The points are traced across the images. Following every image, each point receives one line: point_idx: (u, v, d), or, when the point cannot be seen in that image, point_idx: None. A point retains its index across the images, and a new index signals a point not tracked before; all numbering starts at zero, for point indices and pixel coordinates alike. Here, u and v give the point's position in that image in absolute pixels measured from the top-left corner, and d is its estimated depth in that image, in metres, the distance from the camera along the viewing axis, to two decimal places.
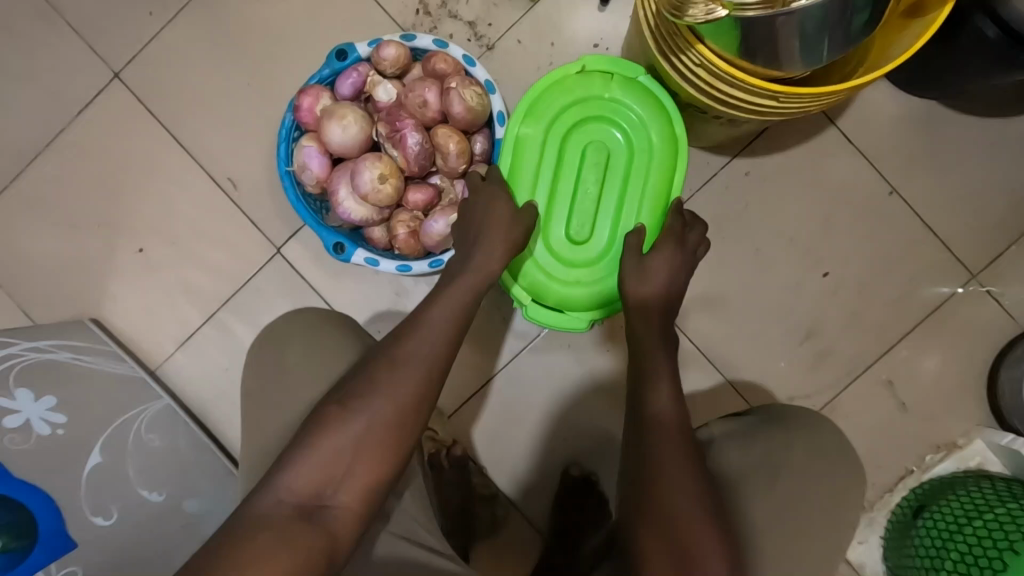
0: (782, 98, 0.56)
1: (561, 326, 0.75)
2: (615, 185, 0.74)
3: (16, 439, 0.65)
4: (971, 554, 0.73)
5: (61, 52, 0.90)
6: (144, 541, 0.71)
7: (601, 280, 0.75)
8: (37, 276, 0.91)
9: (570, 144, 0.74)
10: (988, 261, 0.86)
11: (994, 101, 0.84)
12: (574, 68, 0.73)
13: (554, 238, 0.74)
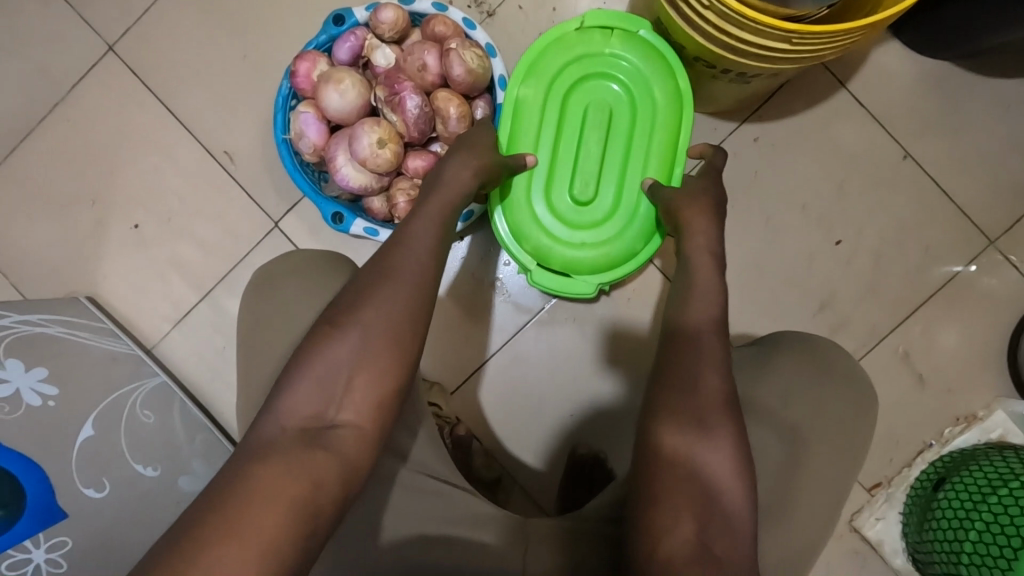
0: (795, 39, 0.53)
1: (566, 292, 0.73)
2: (619, 144, 0.72)
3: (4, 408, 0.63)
4: (997, 522, 0.70)
5: (54, 25, 0.89)
6: (134, 518, 0.69)
7: (607, 242, 0.72)
8: (30, 254, 0.89)
9: (571, 104, 0.72)
10: (1007, 226, 0.83)
11: (1009, 62, 0.82)
12: (573, 25, 0.71)
13: (557, 200, 0.72)
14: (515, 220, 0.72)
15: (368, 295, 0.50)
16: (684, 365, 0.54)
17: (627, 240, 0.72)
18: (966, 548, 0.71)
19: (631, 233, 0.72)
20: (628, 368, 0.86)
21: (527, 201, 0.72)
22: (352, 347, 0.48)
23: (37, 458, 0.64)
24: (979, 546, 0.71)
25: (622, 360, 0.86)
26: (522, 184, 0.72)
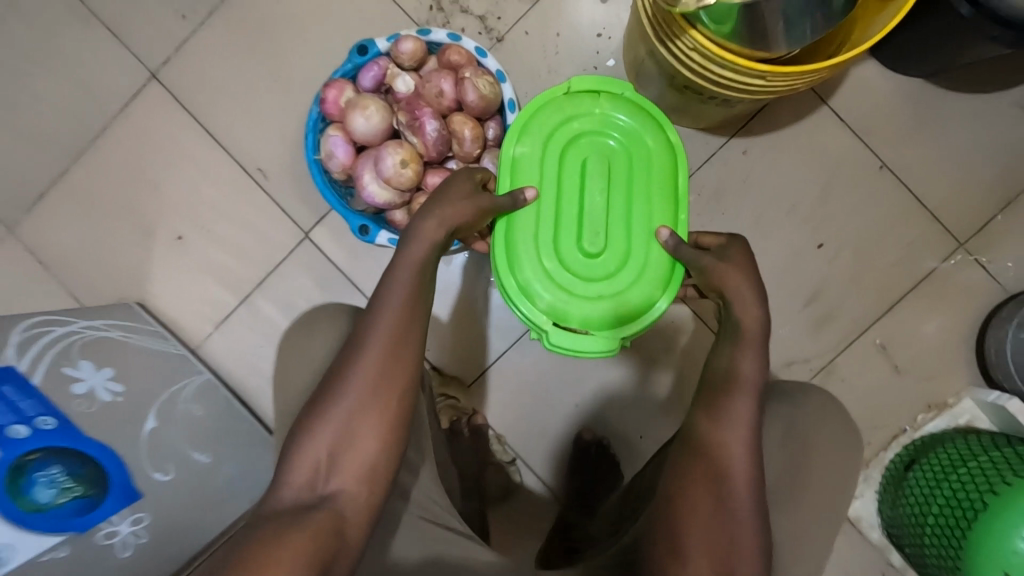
0: (770, 78, 0.61)
1: (586, 350, 0.69)
2: (622, 193, 0.71)
3: (83, 403, 0.70)
4: (956, 497, 0.75)
5: (101, 55, 0.97)
6: (196, 498, 0.78)
7: (624, 294, 0.69)
8: (85, 263, 0.98)
9: (569, 158, 0.71)
10: (977, 229, 0.90)
11: (978, 78, 0.89)
12: (561, 89, 0.73)
13: (566, 255, 0.69)
14: (524, 280, 0.68)
15: (384, 293, 0.60)
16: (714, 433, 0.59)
17: (643, 290, 0.70)
18: (930, 518, 0.78)
19: (645, 282, 0.70)
20: (627, 361, 0.95)
21: (536, 259, 0.69)
22: (378, 347, 0.57)
23: (114, 446, 0.70)
24: (940, 519, 0.77)
25: (622, 355, 0.95)
26: (529, 241, 0.69)
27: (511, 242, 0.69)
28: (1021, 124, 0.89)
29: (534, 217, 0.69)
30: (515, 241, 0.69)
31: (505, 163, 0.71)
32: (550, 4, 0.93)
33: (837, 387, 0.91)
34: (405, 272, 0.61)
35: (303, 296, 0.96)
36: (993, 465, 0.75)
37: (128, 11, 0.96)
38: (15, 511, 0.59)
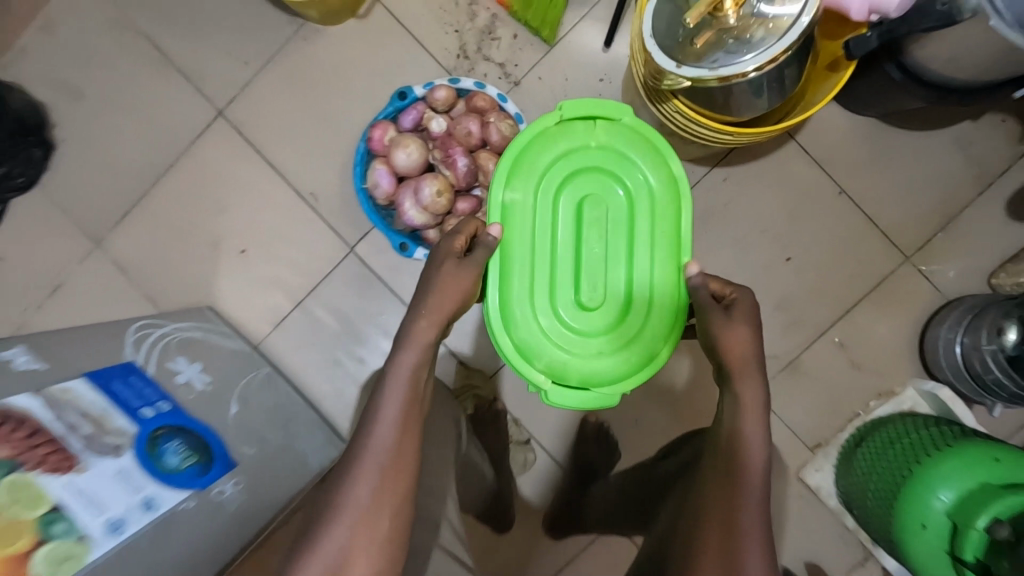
0: (737, 135, 0.80)
1: (586, 407, 0.78)
2: (617, 237, 0.77)
3: (186, 390, 0.87)
4: (890, 473, 0.91)
5: (174, 95, 1.13)
6: (278, 465, 0.94)
7: (623, 347, 0.77)
8: (162, 273, 1.15)
9: (562, 203, 0.77)
10: (921, 245, 1.06)
11: (922, 117, 1.05)
12: (552, 122, 0.78)
13: (563, 306, 0.76)
14: (524, 336, 0.76)
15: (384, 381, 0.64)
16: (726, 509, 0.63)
17: (641, 331, 0.77)
18: (869, 485, 0.95)
19: (642, 322, 0.77)
20: None
21: (531, 317, 0.76)
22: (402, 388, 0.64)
23: (213, 423, 0.86)
24: (876, 488, 0.93)
25: None
26: (523, 300, 0.75)
27: (504, 300, 0.76)
28: (961, 157, 1.05)
29: (529, 270, 0.76)
30: (509, 300, 0.75)
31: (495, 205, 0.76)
32: (559, 54, 1.09)
33: (802, 378, 1.08)
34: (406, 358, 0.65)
35: (349, 303, 1.14)
36: (920, 439, 0.91)
37: (197, 57, 1.12)
38: (155, 470, 0.72)
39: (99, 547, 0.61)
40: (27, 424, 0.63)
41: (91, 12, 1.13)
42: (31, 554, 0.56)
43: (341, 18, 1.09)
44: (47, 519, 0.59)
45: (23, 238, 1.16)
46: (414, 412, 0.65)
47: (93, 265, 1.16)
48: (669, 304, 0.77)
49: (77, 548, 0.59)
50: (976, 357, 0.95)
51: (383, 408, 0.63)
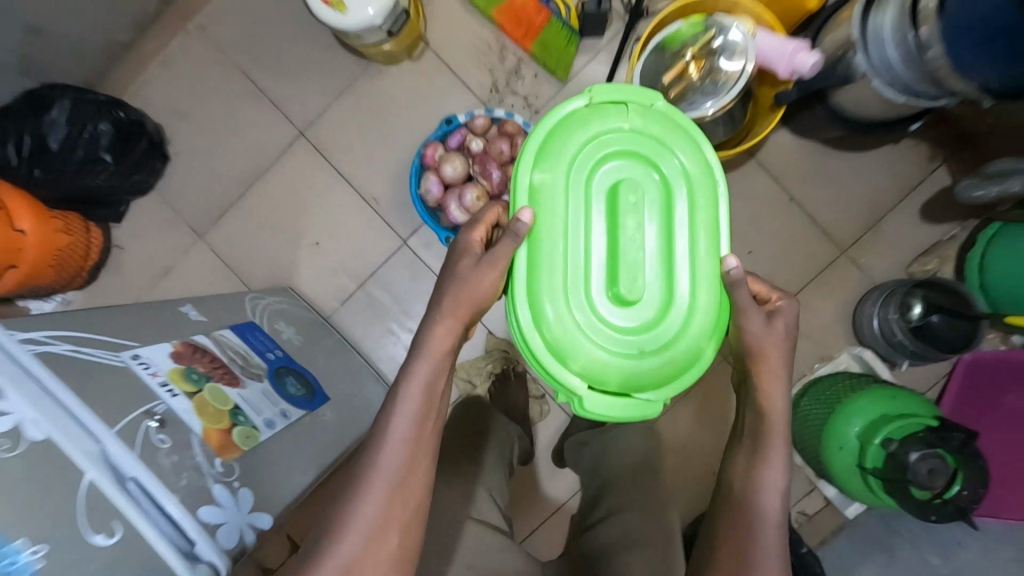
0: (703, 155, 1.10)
1: (623, 416, 0.76)
2: (657, 227, 0.73)
3: (289, 343, 1.18)
4: (815, 418, 1.21)
5: (265, 118, 1.43)
6: (354, 402, 1.22)
7: (664, 350, 0.74)
8: (252, 259, 1.44)
9: (594, 188, 0.73)
10: (854, 241, 1.35)
11: (856, 141, 1.33)
12: (580, 101, 0.76)
13: (597, 305, 0.73)
14: (557, 337, 0.72)
15: (394, 398, 0.73)
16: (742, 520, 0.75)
17: (682, 329, 0.74)
18: (804, 425, 1.25)
19: (682, 320, 0.74)
20: None
21: (564, 314, 0.72)
22: (404, 417, 0.72)
23: (310, 368, 1.16)
24: (807, 427, 1.23)
25: None
26: (555, 294, 0.72)
27: (533, 295, 0.73)
28: (886, 172, 1.33)
29: (561, 263, 0.72)
30: (539, 295, 0.72)
31: (521, 184, 0.73)
32: (570, 89, 1.39)
33: None
34: (417, 376, 0.74)
35: (402, 285, 1.43)
36: (837, 389, 1.21)
37: (284, 89, 1.42)
38: (280, 393, 1.00)
39: (264, 435, 0.88)
40: (206, 354, 0.91)
41: (200, 54, 1.42)
42: (229, 429, 0.82)
43: (399, 60, 1.39)
44: (233, 411, 0.85)
45: (142, 232, 1.45)
46: (420, 434, 0.73)
47: (197, 254, 1.45)
48: (712, 304, 0.74)
49: (252, 430, 0.86)
50: (890, 325, 1.23)
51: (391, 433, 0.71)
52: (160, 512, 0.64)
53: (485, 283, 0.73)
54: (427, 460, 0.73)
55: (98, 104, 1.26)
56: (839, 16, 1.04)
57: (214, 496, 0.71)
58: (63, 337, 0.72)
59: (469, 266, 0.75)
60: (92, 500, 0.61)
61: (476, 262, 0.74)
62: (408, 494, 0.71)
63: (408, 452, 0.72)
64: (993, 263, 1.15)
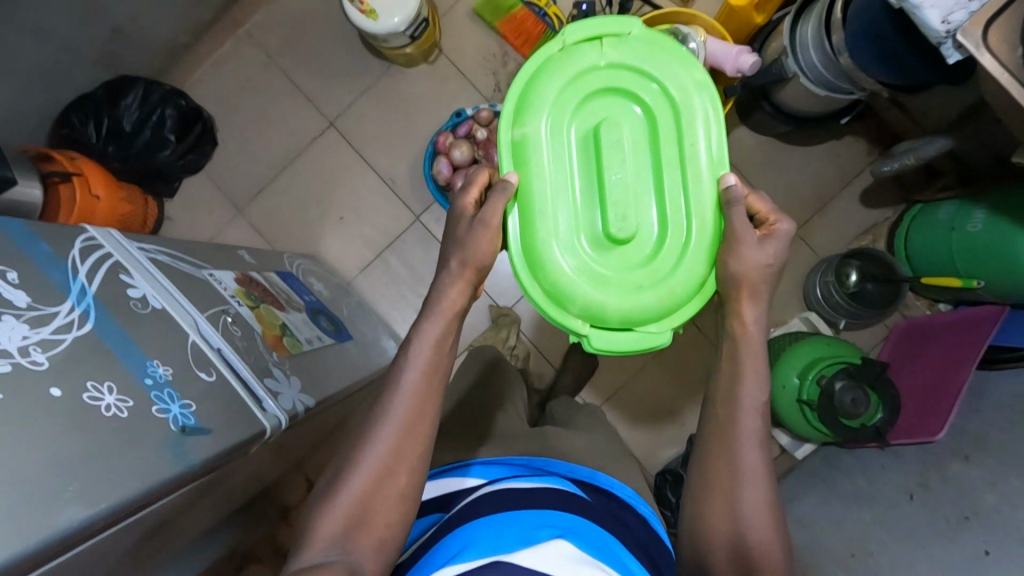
0: None
1: (631, 350, 0.88)
2: (643, 162, 0.86)
3: (322, 293, 1.40)
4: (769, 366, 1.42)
5: (302, 110, 1.67)
6: (372, 348, 1.43)
7: (661, 281, 0.86)
8: (285, 231, 1.67)
9: (578, 132, 0.86)
10: (804, 224, 1.57)
11: (803, 135, 1.56)
12: (555, 47, 0.87)
13: (590, 240, 0.86)
14: (556, 273, 0.85)
15: (406, 355, 0.84)
16: (724, 470, 0.80)
17: (672, 249, 0.86)
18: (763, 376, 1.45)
19: (671, 241, 0.86)
20: None
21: (562, 258, 0.85)
22: (415, 372, 0.82)
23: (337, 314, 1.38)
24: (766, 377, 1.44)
25: None
26: (551, 240, 0.85)
27: (533, 236, 0.86)
28: (830, 165, 1.56)
29: (551, 203, 0.85)
30: (536, 243, 0.86)
31: (506, 147, 0.86)
32: None
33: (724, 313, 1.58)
34: (426, 335, 0.84)
35: (414, 256, 1.65)
36: (788, 341, 1.43)
37: (319, 87, 1.67)
38: (316, 324, 1.21)
39: (304, 347, 1.09)
40: (258, 285, 1.13)
41: (248, 56, 1.67)
42: (281, 336, 1.03)
43: (418, 63, 1.63)
44: (282, 325, 1.07)
45: (190, 207, 1.68)
46: (431, 388, 0.83)
47: (237, 226, 1.67)
48: (703, 223, 0.85)
49: (297, 341, 1.07)
50: (828, 289, 1.46)
51: (401, 388, 0.82)
52: (239, 373, 0.84)
53: (487, 240, 0.84)
54: (435, 405, 0.83)
55: (165, 93, 1.52)
56: (779, 31, 1.32)
57: (271, 373, 0.91)
58: (160, 250, 0.92)
59: (465, 229, 0.86)
60: (196, 353, 0.80)
61: (471, 227, 0.85)
62: (415, 437, 0.81)
63: (416, 400, 0.82)
64: (915, 235, 1.37)
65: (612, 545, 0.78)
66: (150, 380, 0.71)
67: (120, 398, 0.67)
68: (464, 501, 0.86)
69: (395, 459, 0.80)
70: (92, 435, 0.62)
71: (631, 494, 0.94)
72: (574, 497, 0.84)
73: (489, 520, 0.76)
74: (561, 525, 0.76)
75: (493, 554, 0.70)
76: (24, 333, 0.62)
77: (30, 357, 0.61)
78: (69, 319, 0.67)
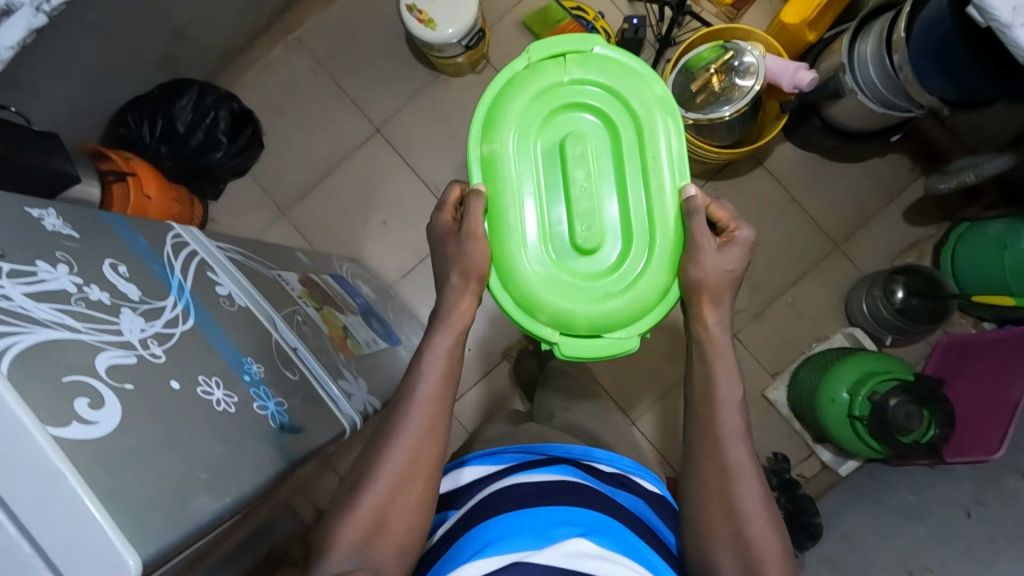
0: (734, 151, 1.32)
1: (601, 356, 0.87)
2: (605, 175, 0.87)
3: (370, 296, 1.41)
4: (809, 381, 1.43)
5: (347, 116, 1.69)
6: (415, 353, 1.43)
7: (626, 288, 0.85)
8: (327, 233, 1.68)
9: (543, 147, 0.87)
10: (846, 239, 1.58)
11: (848, 152, 1.57)
12: (521, 65, 0.88)
13: (556, 251, 0.86)
14: (522, 283, 0.85)
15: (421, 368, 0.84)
16: (728, 481, 0.79)
17: (635, 258, 0.86)
18: (802, 387, 1.46)
19: (635, 250, 0.86)
20: None
21: (529, 267, 0.85)
22: (433, 378, 0.83)
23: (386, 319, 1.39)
24: (805, 391, 1.44)
25: None
26: (518, 251, 0.85)
27: (500, 247, 0.85)
28: (873, 181, 1.57)
29: (517, 214, 0.85)
30: (505, 253, 0.85)
31: (476, 162, 0.87)
32: None
33: (765, 325, 1.58)
34: (438, 348, 0.84)
35: None
36: (829, 354, 1.44)
37: (366, 93, 1.69)
38: (370, 327, 1.22)
39: (364, 349, 1.09)
40: (318, 286, 1.13)
41: (298, 61, 1.69)
42: (345, 337, 1.04)
43: (464, 73, 1.65)
44: (344, 327, 1.07)
45: (233, 208, 1.69)
46: (446, 387, 0.84)
47: (280, 228, 1.69)
48: (665, 232, 0.85)
49: (358, 343, 1.08)
50: (876, 305, 1.45)
51: (421, 391, 0.82)
52: (317, 374, 0.85)
53: (482, 249, 0.83)
54: (448, 416, 0.84)
55: (219, 96, 1.52)
56: (832, 47, 1.33)
57: (343, 375, 0.92)
58: (234, 250, 0.93)
59: (454, 245, 0.85)
60: (280, 353, 0.81)
61: (459, 241, 0.84)
62: (434, 442, 0.81)
63: (432, 408, 0.82)
64: (964, 252, 1.37)
65: (631, 539, 0.77)
66: (247, 376, 0.72)
67: (227, 393, 0.67)
68: (477, 497, 0.84)
69: (417, 471, 0.79)
70: (206, 427, 0.63)
71: (629, 462, 0.92)
72: (592, 489, 0.82)
73: (503, 522, 0.75)
74: (577, 522, 0.75)
75: (512, 555, 0.69)
76: (142, 325, 0.63)
77: (149, 350, 0.62)
78: (175, 313, 0.68)
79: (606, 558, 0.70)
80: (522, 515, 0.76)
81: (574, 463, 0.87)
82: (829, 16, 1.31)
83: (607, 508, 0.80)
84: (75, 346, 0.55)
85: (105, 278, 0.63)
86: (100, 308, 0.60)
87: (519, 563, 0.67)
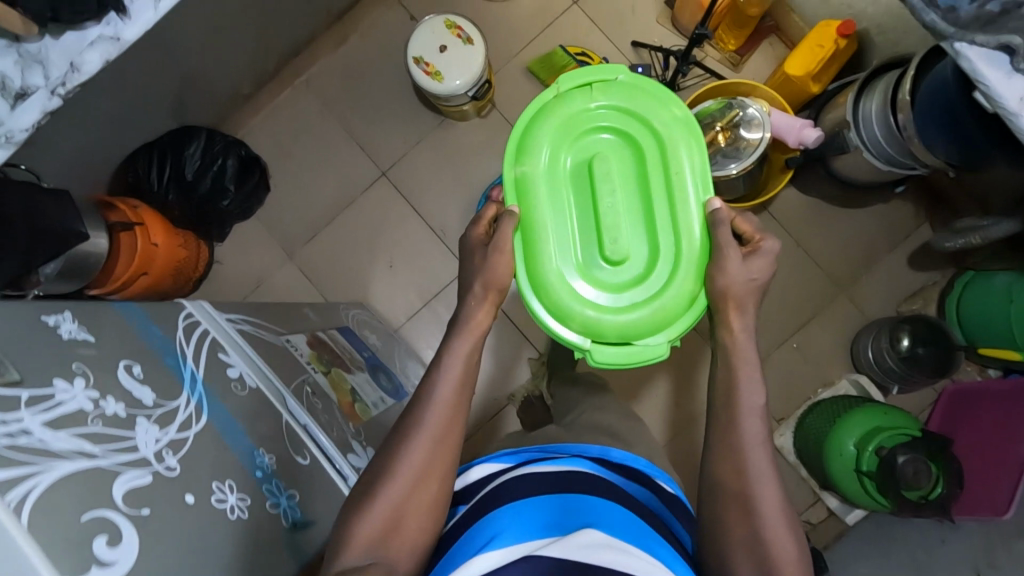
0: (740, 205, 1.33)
1: (631, 363, 0.87)
2: (632, 191, 0.88)
3: (377, 345, 1.41)
4: (817, 429, 1.43)
5: (353, 158, 1.70)
6: None
7: (654, 298, 0.85)
8: (332, 276, 1.68)
9: (572, 166, 0.88)
10: (851, 284, 1.58)
11: (851, 198, 1.58)
12: (550, 94, 0.90)
13: (586, 262, 0.87)
14: (553, 294, 0.85)
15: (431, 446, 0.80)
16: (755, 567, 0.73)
17: (663, 268, 0.86)
18: (808, 434, 1.46)
19: (662, 260, 0.86)
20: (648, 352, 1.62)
21: (559, 279, 0.85)
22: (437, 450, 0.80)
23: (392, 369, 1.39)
24: (812, 439, 1.44)
25: None
26: (549, 265, 0.85)
27: (532, 262, 0.86)
28: (878, 226, 1.57)
29: (548, 229, 0.86)
30: (537, 266, 0.86)
31: (508, 183, 0.88)
32: None
33: (771, 370, 1.58)
34: (457, 352, 0.81)
35: None
36: (836, 402, 1.45)
37: (372, 136, 1.70)
38: (377, 383, 1.21)
39: (371, 412, 1.09)
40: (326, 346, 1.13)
41: (304, 103, 1.71)
42: (353, 403, 1.03)
43: (469, 117, 1.66)
44: (352, 390, 1.07)
45: (240, 250, 1.69)
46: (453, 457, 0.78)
47: (287, 270, 1.69)
48: (690, 242, 0.85)
49: (366, 407, 1.08)
50: (882, 354, 1.45)
51: None
52: (327, 451, 0.85)
53: (506, 264, 0.84)
54: (460, 424, 0.79)
55: (226, 142, 1.53)
56: (837, 98, 1.33)
57: (352, 448, 0.92)
58: (245, 321, 0.93)
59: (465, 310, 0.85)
60: (290, 435, 0.81)
61: (486, 254, 0.85)
62: (445, 470, 0.75)
63: (441, 424, 0.77)
64: (970, 298, 1.37)
65: (651, 536, 0.72)
66: (259, 472, 0.73)
67: (240, 498, 0.69)
68: (485, 490, 0.78)
69: (423, 496, 0.73)
70: (220, 538, 0.64)
71: (645, 462, 0.86)
72: (608, 486, 0.77)
73: (514, 514, 0.70)
74: (595, 516, 0.71)
75: (524, 548, 0.65)
76: (156, 435, 0.65)
77: (165, 463, 0.64)
78: (188, 412, 0.70)
79: (625, 551, 0.66)
80: (531, 507, 0.71)
81: (589, 460, 0.83)
82: (834, 66, 1.34)
83: (620, 501, 0.75)
84: (95, 475, 0.57)
85: (121, 387, 0.65)
86: (116, 424, 0.62)
87: (530, 558, 0.63)
